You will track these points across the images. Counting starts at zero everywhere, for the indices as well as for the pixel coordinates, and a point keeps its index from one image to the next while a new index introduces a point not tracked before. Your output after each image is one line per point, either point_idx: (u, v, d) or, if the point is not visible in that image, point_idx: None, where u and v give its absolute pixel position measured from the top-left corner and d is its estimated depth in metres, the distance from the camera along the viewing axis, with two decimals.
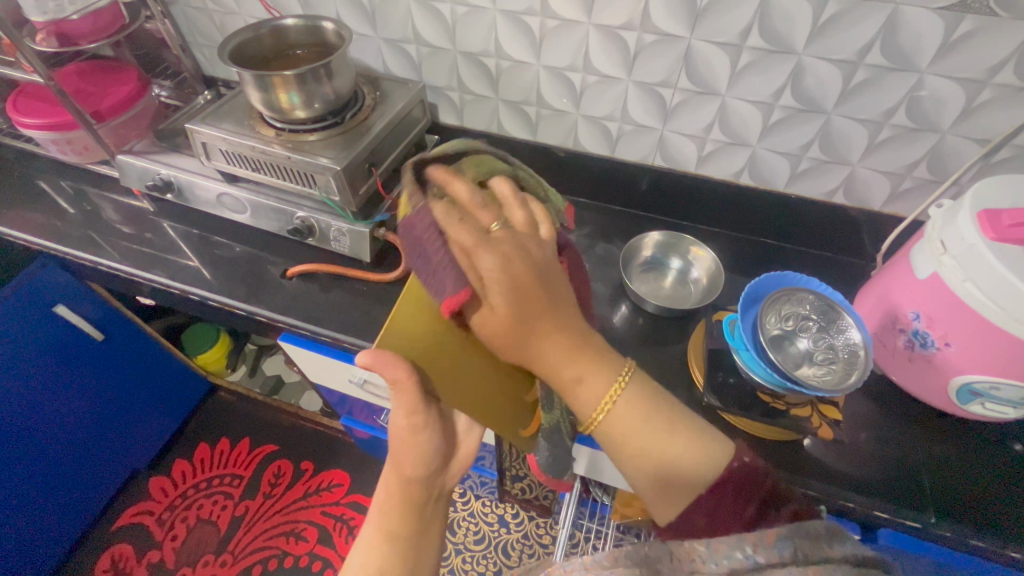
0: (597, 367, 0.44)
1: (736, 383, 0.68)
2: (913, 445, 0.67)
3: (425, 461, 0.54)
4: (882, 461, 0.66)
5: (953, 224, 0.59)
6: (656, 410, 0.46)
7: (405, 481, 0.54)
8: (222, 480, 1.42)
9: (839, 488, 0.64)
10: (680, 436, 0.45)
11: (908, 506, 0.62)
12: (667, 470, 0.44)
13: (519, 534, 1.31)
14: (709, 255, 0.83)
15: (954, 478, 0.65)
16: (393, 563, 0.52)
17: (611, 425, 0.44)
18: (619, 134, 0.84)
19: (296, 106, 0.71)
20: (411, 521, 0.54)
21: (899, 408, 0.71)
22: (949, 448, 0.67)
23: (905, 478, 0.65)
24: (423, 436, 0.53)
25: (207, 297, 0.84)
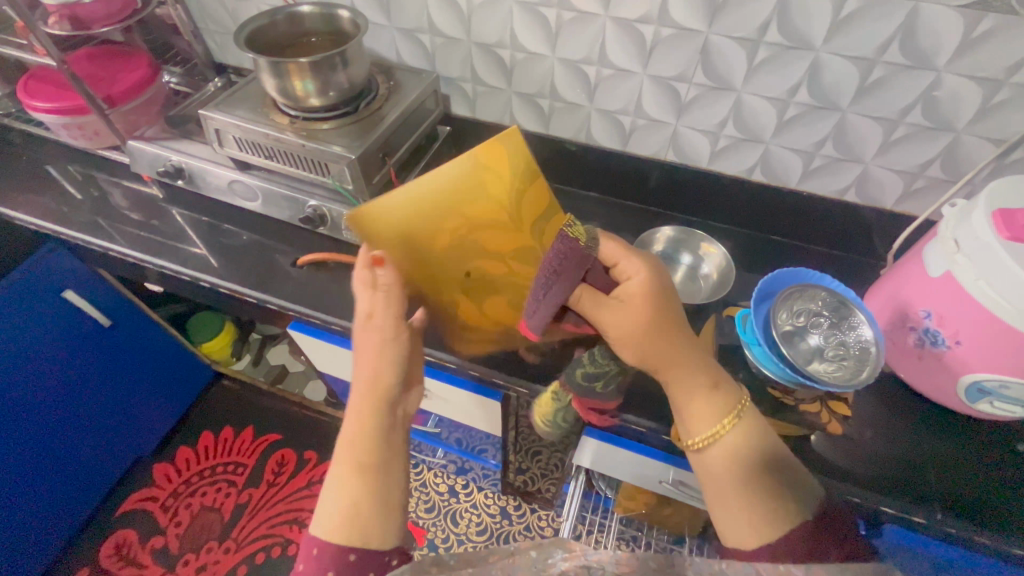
0: (714, 402, 0.51)
1: (746, 378, 0.68)
2: (920, 442, 0.68)
3: (383, 369, 0.55)
4: (889, 457, 0.67)
5: (967, 222, 0.59)
6: (766, 450, 0.50)
7: (371, 393, 0.53)
8: (225, 467, 1.43)
9: (846, 483, 0.64)
10: (777, 474, 0.49)
11: (915, 502, 0.63)
12: (761, 498, 0.47)
13: (521, 525, 1.32)
14: (719, 251, 0.83)
15: (961, 476, 0.65)
16: (364, 492, 0.50)
17: (712, 454, 0.50)
18: (633, 128, 0.84)
19: (311, 94, 0.71)
20: (381, 444, 0.52)
21: (907, 406, 0.71)
22: (956, 446, 0.68)
23: (911, 474, 0.65)
24: (386, 345, 0.56)
25: (217, 284, 0.84)
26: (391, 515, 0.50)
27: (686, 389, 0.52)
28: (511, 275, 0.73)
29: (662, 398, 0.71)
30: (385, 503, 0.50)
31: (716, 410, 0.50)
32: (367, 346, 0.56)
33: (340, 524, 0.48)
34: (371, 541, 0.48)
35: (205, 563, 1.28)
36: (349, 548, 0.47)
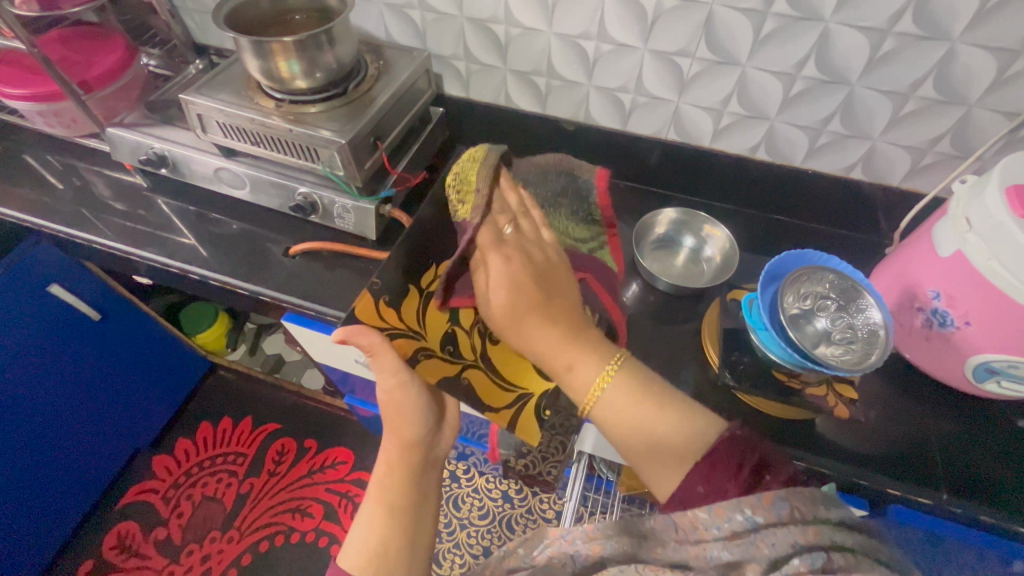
0: (593, 355, 0.53)
1: (751, 363, 0.67)
2: (926, 423, 0.67)
3: (411, 425, 0.63)
4: (895, 438, 0.66)
5: (979, 199, 0.57)
6: (648, 393, 0.51)
7: (407, 446, 0.63)
8: (225, 458, 1.42)
9: (852, 466, 0.64)
10: (664, 412, 0.50)
11: (921, 483, 0.63)
12: (679, 456, 0.47)
13: (523, 508, 1.33)
14: (723, 233, 0.81)
15: (966, 456, 0.65)
16: (396, 532, 0.57)
17: (604, 409, 0.51)
18: (633, 106, 0.81)
19: (297, 75, 0.68)
20: (410, 491, 0.61)
21: (912, 387, 0.71)
22: (961, 426, 0.67)
23: (914, 456, 0.65)
24: (411, 403, 0.63)
25: (207, 276, 0.81)
26: (416, 554, 0.58)
27: (564, 349, 0.53)
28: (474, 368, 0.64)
29: (666, 383, 0.70)
30: (412, 543, 0.58)
31: (599, 360, 0.53)
32: (392, 405, 0.62)
33: (371, 560, 0.55)
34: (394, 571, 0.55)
35: (209, 553, 1.28)
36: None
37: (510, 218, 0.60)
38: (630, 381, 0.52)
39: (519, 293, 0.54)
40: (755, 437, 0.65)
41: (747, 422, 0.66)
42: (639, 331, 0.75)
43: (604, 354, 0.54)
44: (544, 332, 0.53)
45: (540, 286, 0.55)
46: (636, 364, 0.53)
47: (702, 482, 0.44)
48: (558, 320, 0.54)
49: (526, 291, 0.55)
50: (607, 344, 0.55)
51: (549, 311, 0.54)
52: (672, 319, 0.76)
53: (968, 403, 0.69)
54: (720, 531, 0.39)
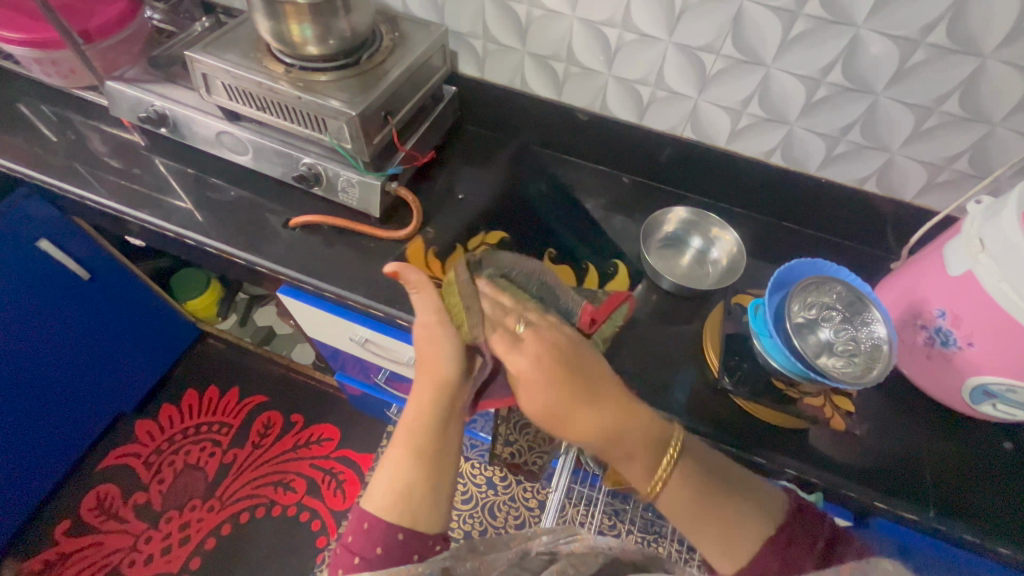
0: (651, 437, 0.53)
1: (750, 369, 0.66)
2: (917, 439, 0.68)
3: (442, 367, 0.59)
4: (885, 453, 0.66)
5: (995, 221, 0.57)
6: (713, 477, 0.53)
7: (439, 382, 0.58)
8: (210, 427, 1.41)
9: (841, 478, 0.64)
10: (733, 496, 0.51)
11: (909, 499, 0.63)
12: (728, 532, 0.49)
13: (506, 496, 1.33)
14: (732, 237, 0.80)
15: (953, 474, 0.65)
16: (418, 479, 0.54)
17: (670, 495, 0.51)
18: (651, 100, 0.79)
19: (309, 40, 0.65)
20: (437, 440, 0.57)
21: (906, 403, 0.71)
22: (951, 445, 0.68)
23: (905, 472, 0.65)
24: (446, 343, 0.59)
25: (203, 243, 0.79)
26: (440, 501, 0.55)
27: (611, 437, 0.52)
28: None
29: (664, 383, 0.69)
30: (436, 491, 0.55)
31: (658, 445, 0.53)
32: (429, 343, 0.60)
33: (393, 503, 0.53)
34: (416, 523, 0.53)
35: (188, 520, 1.28)
36: (400, 526, 0.52)
37: (517, 318, 0.59)
38: (692, 463, 0.53)
39: (560, 378, 0.54)
40: (749, 444, 0.65)
41: (742, 428, 0.66)
42: (639, 328, 0.74)
43: (664, 434, 0.53)
44: (601, 415, 0.52)
45: (566, 368, 0.54)
46: (697, 443, 0.54)
47: (775, 556, 0.48)
48: (610, 396, 0.54)
49: (564, 385, 0.53)
50: (665, 421, 0.54)
51: (589, 396, 0.53)
52: (674, 319, 0.75)
53: (960, 424, 0.69)
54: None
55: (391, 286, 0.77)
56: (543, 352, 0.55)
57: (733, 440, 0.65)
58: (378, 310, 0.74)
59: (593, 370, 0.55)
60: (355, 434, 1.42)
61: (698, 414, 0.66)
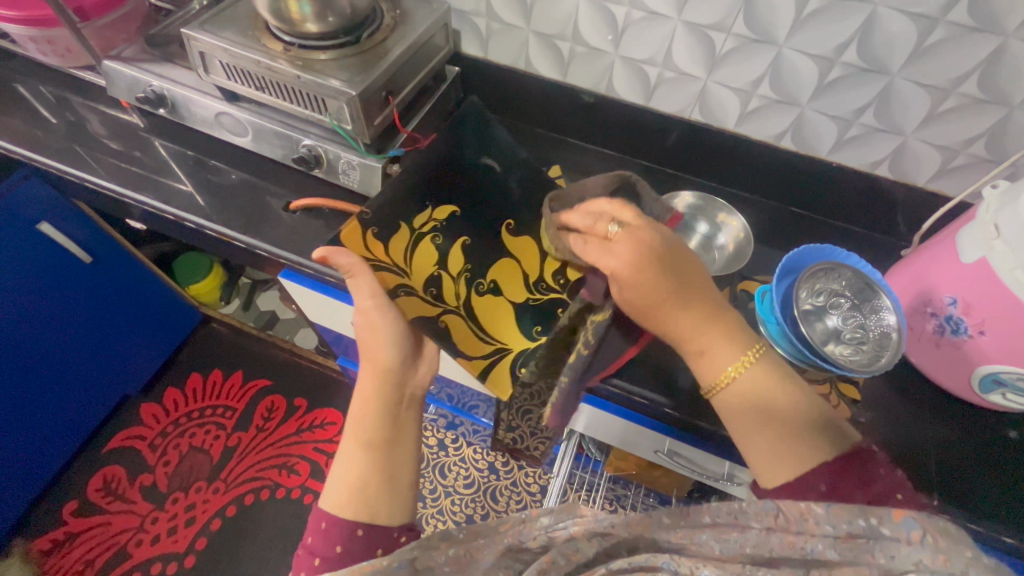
0: (733, 342, 0.52)
1: None
2: (923, 428, 0.67)
3: (382, 357, 0.62)
4: (889, 441, 0.66)
5: (1012, 206, 0.55)
6: (786, 387, 0.50)
7: (382, 371, 0.61)
8: (214, 410, 1.42)
9: None
10: (801, 413, 0.48)
11: (912, 488, 0.63)
12: (783, 442, 0.47)
13: (508, 480, 1.34)
14: (741, 223, 0.78)
15: (957, 463, 0.65)
16: (372, 472, 0.55)
17: (735, 391, 0.50)
18: (659, 81, 0.77)
19: (308, 17, 0.64)
20: (388, 428, 0.58)
21: (913, 392, 0.70)
22: (957, 433, 0.67)
23: (910, 461, 0.65)
24: (385, 326, 0.64)
25: (203, 226, 0.78)
26: (397, 492, 0.55)
27: (696, 330, 0.52)
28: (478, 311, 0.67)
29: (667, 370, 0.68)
30: (390, 481, 0.55)
31: (739, 345, 0.51)
32: (368, 335, 0.64)
33: (348, 499, 0.53)
34: (375, 517, 0.52)
35: (194, 502, 1.29)
36: (356, 521, 0.51)
37: (610, 221, 0.54)
38: (768, 368, 0.51)
39: (653, 274, 0.51)
40: None
41: None
42: None
43: (744, 339, 0.52)
44: (687, 315, 0.52)
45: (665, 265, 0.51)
46: (779, 356, 0.52)
47: (826, 479, 0.44)
48: (700, 305, 0.52)
49: (663, 280, 0.51)
50: (749, 331, 0.53)
51: (681, 294, 0.51)
52: None
53: (967, 413, 0.69)
54: (833, 531, 0.38)
55: None
56: (636, 257, 0.51)
57: None
58: None
59: (692, 282, 0.53)
60: None
61: None
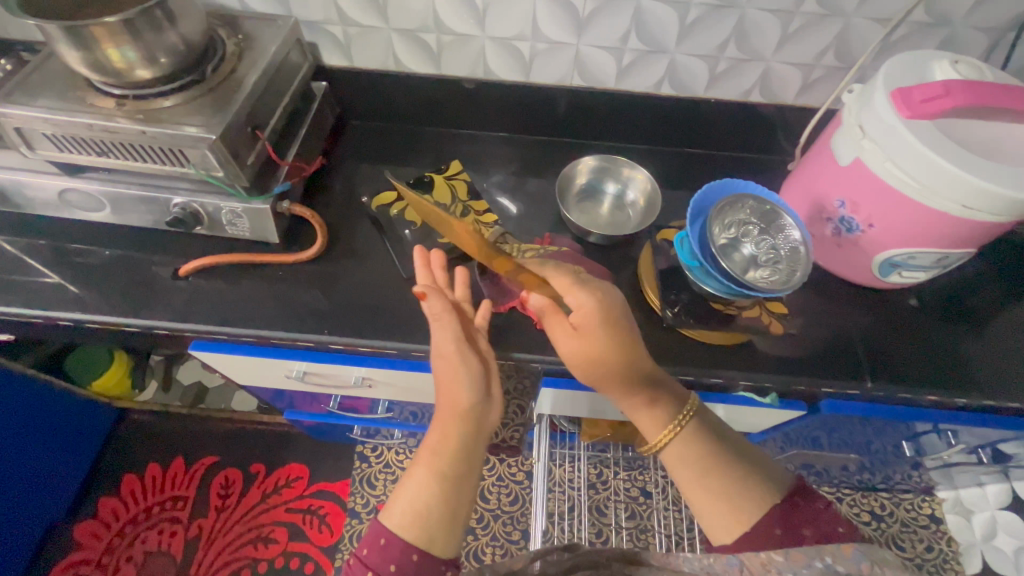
0: (663, 406, 0.57)
1: (690, 299, 0.68)
2: (844, 320, 0.74)
3: (463, 392, 0.58)
4: (820, 342, 0.72)
5: (869, 107, 0.60)
6: (716, 453, 0.55)
7: (460, 408, 0.58)
8: (163, 506, 1.29)
9: (791, 375, 0.68)
10: (739, 463, 0.54)
11: (848, 377, 0.69)
12: (726, 501, 0.52)
13: (493, 477, 1.34)
14: (643, 174, 0.79)
15: (878, 343, 0.72)
16: (439, 500, 0.53)
17: (673, 448, 0.56)
18: (533, 54, 0.77)
19: (134, 61, 0.56)
20: (458, 460, 0.56)
21: (828, 291, 0.76)
22: (871, 317, 0.74)
23: (841, 352, 0.71)
24: (461, 365, 0.59)
25: (83, 320, 0.68)
26: (456, 526, 0.54)
27: (633, 393, 0.58)
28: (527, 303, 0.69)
29: None
30: (452, 513, 0.54)
31: (670, 410, 0.57)
32: (446, 367, 0.60)
33: (411, 522, 0.52)
34: (431, 544, 0.51)
35: None
36: (413, 545, 0.51)
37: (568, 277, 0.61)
38: (695, 432, 0.56)
39: (598, 335, 0.57)
40: (703, 368, 0.67)
41: (696, 357, 0.68)
42: None
43: (676, 406, 0.58)
44: (621, 369, 0.57)
45: (611, 329, 0.57)
46: (708, 418, 0.58)
47: (772, 526, 0.50)
48: (634, 353, 0.58)
49: (603, 346, 0.57)
50: (679, 393, 0.59)
51: (622, 354, 0.57)
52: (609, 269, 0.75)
53: (874, 298, 0.76)
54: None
55: (316, 311, 0.71)
56: (585, 318, 0.57)
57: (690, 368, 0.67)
58: (306, 340, 0.68)
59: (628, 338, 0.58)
60: (324, 466, 1.35)
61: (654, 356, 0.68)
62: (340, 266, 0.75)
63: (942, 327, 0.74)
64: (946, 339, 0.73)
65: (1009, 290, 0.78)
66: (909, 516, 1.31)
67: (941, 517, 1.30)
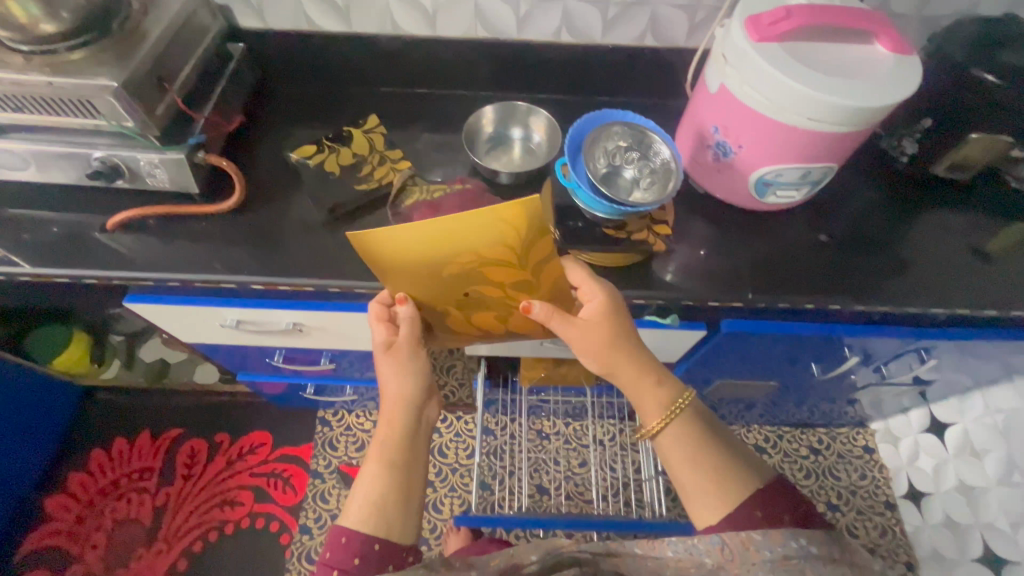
0: (662, 392, 0.63)
1: (584, 226, 0.74)
2: (733, 243, 0.80)
3: (399, 389, 0.63)
4: (709, 263, 0.78)
5: (728, 35, 0.66)
6: (703, 441, 0.60)
7: (400, 399, 0.63)
8: (131, 477, 1.33)
9: (680, 291, 0.75)
10: (724, 451, 0.60)
11: (732, 291, 0.76)
12: (713, 484, 0.57)
13: (450, 434, 1.40)
14: (545, 118, 0.86)
15: (762, 262, 0.79)
16: (391, 490, 0.58)
17: (667, 436, 0.61)
18: (436, 8, 0.82)
19: (39, 17, 0.61)
20: (407, 449, 0.61)
21: (720, 218, 0.82)
22: (759, 240, 0.81)
23: (727, 271, 0.78)
24: (408, 362, 0.65)
25: (14, 273, 0.72)
26: (410, 514, 0.59)
27: (631, 383, 0.64)
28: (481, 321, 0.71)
29: None
30: (405, 499, 0.59)
31: (667, 398, 0.62)
32: (394, 365, 0.65)
33: (368, 516, 0.57)
34: (391, 533, 0.57)
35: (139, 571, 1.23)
36: (375, 537, 0.56)
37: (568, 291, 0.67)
38: (688, 422, 0.61)
39: (607, 336, 0.63)
40: None
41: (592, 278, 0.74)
42: None
43: (673, 393, 0.63)
44: (627, 365, 0.63)
45: (617, 331, 0.64)
46: (700, 408, 0.63)
47: (757, 511, 0.56)
48: (636, 351, 0.64)
49: (613, 345, 0.63)
50: (675, 382, 0.64)
51: (628, 348, 0.63)
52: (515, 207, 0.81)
53: (761, 224, 0.83)
54: (774, 553, 0.52)
55: (238, 256, 0.75)
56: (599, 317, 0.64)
57: None
58: (229, 281, 0.73)
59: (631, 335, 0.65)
60: (287, 432, 1.40)
61: None
62: (262, 215, 0.79)
63: (820, 247, 0.81)
64: (824, 257, 0.80)
65: (885, 213, 0.86)
66: (844, 448, 1.39)
67: (873, 447, 1.38)
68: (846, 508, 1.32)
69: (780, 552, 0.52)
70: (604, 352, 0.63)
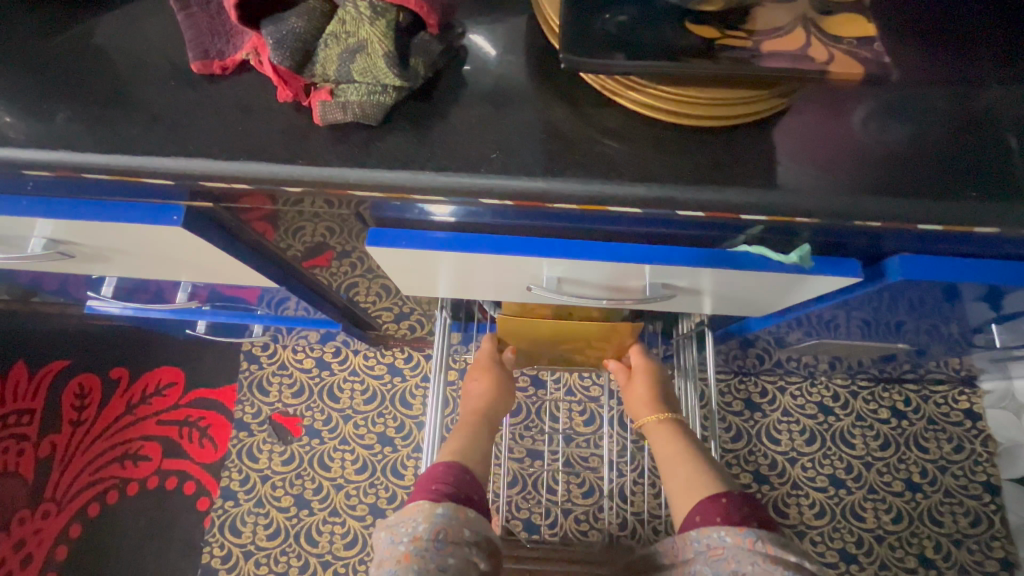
0: (661, 422, 0.70)
1: (632, 26, 0.31)
2: (926, 97, 0.39)
3: (497, 395, 0.75)
4: (884, 139, 0.38)
5: None
6: (691, 455, 0.63)
7: (488, 390, 0.75)
8: (5, 422, 1.04)
9: (822, 192, 0.36)
10: (709, 462, 0.63)
11: (938, 197, 0.36)
12: (682, 475, 0.61)
13: (418, 378, 1.06)
14: None
15: (993, 138, 0.38)
16: (475, 434, 0.69)
17: (660, 446, 0.67)
18: None
19: None
20: (486, 423, 0.72)
21: (897, 48, 0.41)
22: (984, 95, 0.39)
23: (917, 153, 0.37)
24: (502, 377, 0.77)
25: None
26: (484, 456, 0.66)
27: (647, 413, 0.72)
28: (555, 359, 0.80)
29: (482, 133, 0.36)
30: (485, 437, 0.69)
31: (661, 416, 0.71)
32: (480, 372, 0.76)
33: (456, 445, 0.66)
34: (472, 459, 0.64)
35: (23, 537, 0.98)
36: (472, 478, 0.60)
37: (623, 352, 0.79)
38: (668, 429, 0.69)
39: (643, 387, 0.74)
40: (653, 180, 0.35)
41: (638, 160, 0.36)
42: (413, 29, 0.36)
43: (668, 415, 0.71)
44: (636, 388, 0.75)
45: (650, 381, 0.74)
46: (679, 420, 0.70)
47: (702, 498, 0.57)
48: (657, 392, 0.74)
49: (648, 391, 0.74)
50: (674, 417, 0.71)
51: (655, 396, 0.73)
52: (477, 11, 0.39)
53: (983, 63, 0.40)
54: (701, 546, 0.53)
55: None
56: (638, 362, 0.76)
57: (626, 185, 0.35)
58: None
59: (666, 390, 0.74)
60: (204, 371, 1.07)
61: (555, 163, 0.36)
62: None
63: None
64: None
65: None
66: (939, 411, 1.04)
67: (980, 413, 1.03)
68: (932, 489, 1.00)
69: (706, 544, 0.53)
70: (640, 403, 0.73)
